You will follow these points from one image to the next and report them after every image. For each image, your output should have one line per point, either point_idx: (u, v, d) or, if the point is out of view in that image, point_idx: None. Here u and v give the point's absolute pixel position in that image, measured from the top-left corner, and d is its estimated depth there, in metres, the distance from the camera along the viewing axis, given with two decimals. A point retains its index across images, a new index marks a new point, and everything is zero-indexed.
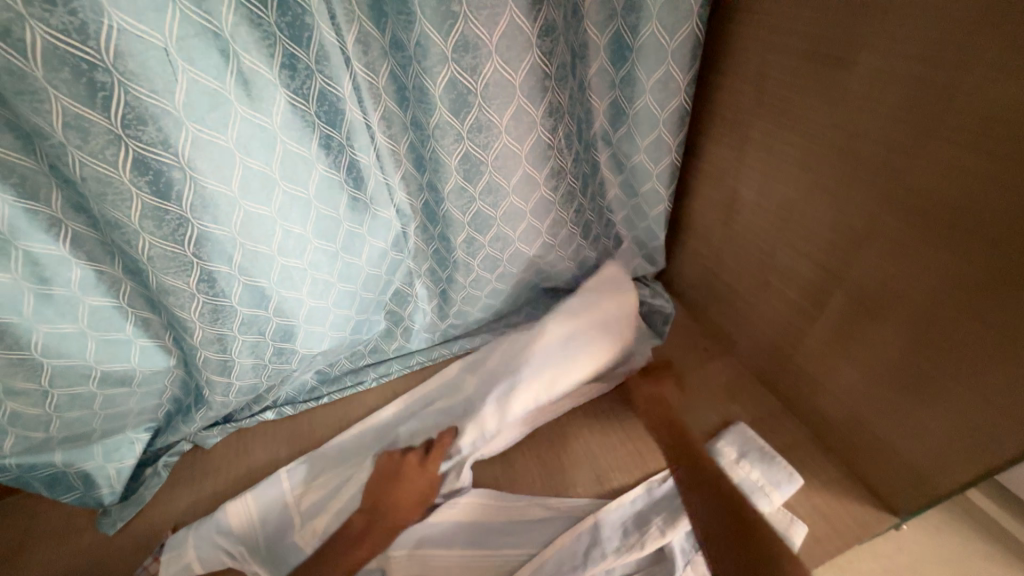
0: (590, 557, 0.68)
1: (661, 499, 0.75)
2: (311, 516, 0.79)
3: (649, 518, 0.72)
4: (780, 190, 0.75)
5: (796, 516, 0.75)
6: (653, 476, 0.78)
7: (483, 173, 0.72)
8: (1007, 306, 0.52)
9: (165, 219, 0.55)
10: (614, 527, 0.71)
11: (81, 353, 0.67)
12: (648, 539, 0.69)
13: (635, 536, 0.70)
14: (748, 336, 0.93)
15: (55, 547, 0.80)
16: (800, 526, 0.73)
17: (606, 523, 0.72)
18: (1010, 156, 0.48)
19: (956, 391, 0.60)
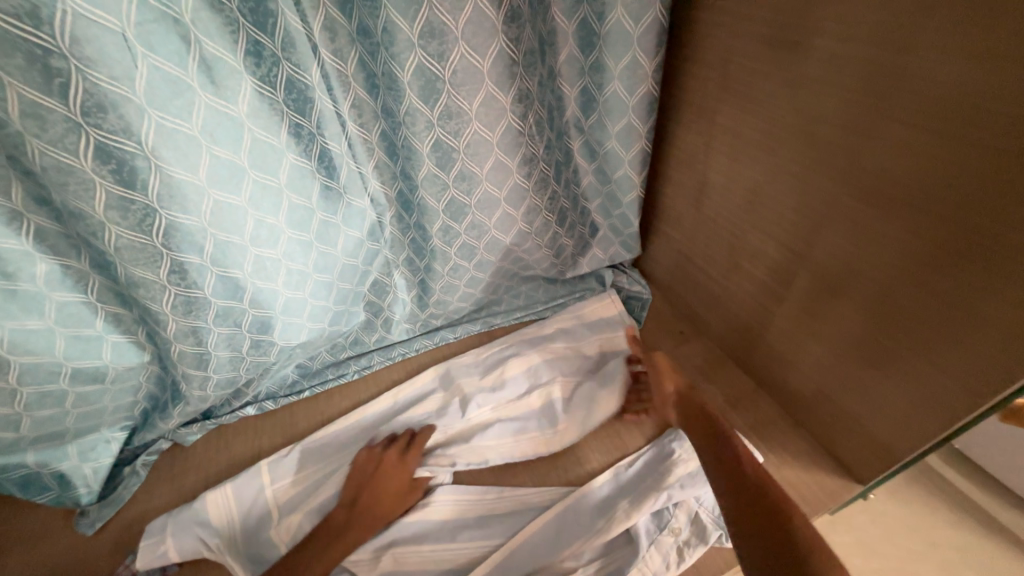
0: (558, 544, 0.72)
1: (626, 482, 0.78)
2: (288, 512, 0.79)
3: (615, 502, 0.75)
4: (746, 174, 0.77)
5: None
6: (621, 461, 0.82)
7: (455, 160, 0.72)
8: (956, 276, 0.56)
9: (131, 209, 0.54)
10: (581, 512, 0.75)
11: (50, 350, 0.66)
12: (614, 522, 0.72)
13: (602, 520, 0.73)
14: (719, 318, 0.96)
15: (31, 551, 0.79)
16: None
17: (576, 507, 0.75)
18: (951, 131, 0.51)
19: (911, 361, 0.63)
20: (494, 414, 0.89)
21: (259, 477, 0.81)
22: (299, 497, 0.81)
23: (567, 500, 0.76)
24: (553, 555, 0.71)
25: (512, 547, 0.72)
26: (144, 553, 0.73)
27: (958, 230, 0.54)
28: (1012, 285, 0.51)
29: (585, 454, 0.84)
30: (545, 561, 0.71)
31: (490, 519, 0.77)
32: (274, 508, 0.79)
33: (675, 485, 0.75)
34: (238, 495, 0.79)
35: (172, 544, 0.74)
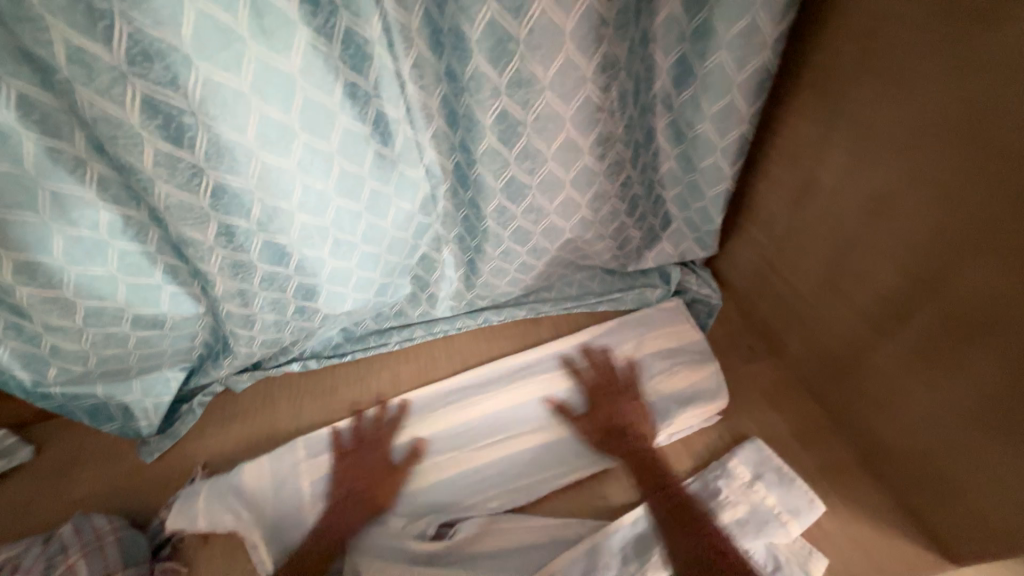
0: None
1: (664, 523, 0.71)
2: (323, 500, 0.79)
3: (652, 543, 0.68)
4: (873, 179, 0.63)
5: (817, 547, 0.68)
6: (658, 496, 0.74)
7: (521, 135, 0.64)
8: None
9: (179, 167, 0.52)
10: (613, 553, 0.67)
11: (114, 295, 0.68)
12: (649, 568, 0.65)
13: (635, 565, 0.66)
14: (798, 340, 0.83)
15: (104, 468, 0.89)
16: (820, 558, 0.66)
17: (604, 548, 0.68)
18: None
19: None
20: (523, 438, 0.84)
21: (298, 453, 0.83)
22: (332, 483, 0.80)
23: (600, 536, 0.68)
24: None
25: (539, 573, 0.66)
26: (176, 516, 0.75)
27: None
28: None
29: (623, 468, 0.79)
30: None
31: (513, 541, 0.72)
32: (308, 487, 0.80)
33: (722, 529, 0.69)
34: (273, 469, 0.81)
35: (202, 512, 0.76)
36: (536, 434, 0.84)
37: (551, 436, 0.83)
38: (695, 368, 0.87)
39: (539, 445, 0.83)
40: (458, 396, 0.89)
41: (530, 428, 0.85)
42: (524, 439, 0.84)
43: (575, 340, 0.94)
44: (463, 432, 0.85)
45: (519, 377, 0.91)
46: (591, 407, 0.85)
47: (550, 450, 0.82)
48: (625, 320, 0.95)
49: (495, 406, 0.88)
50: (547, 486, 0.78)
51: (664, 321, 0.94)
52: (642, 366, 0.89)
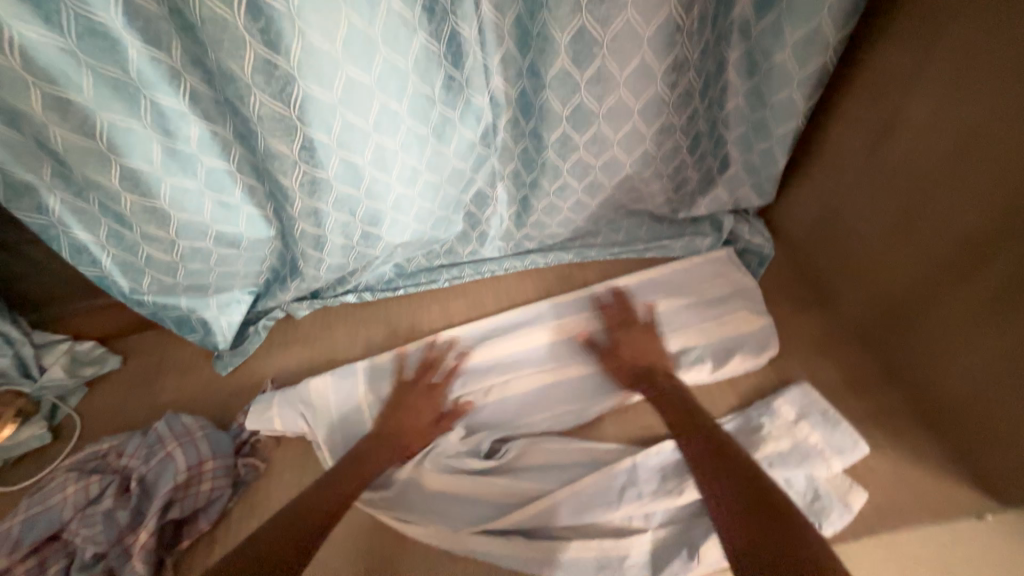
0: (625, 496, 0.71)
1: None
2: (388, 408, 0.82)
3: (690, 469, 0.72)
4: (972, 113, 0.59)
5: (858, 483, 0.69)
6: None
7: (596, 56, 0.66)
8: None
9: (275, 75, 0.54)
10: (651, 471, 0.73)
11: (200, 211, 0.72)
12: (687, 488, 0.70)
13: (674, 483, 0.71)
14: (854, 289, 0.81)
15: (182, 379, 0.97)
16: (862, 492, 0.67)
17: (645, 465, 0.73)
18: None
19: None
20: (568, 368, 0.87)
21: (362, 370, 0.89)
22: (400, 392, 0.84)
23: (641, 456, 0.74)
24: (603, 512, 0.70)
25: (580, 487, 0.72)
26: (254, 416, 0.83)
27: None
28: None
29: None
30: (597, 516, 0.70)
31: (559, 459, 0.77)
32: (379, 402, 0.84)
33: (762, 461, 0.70)
34: (336, 387, 0.87)
35: (277, 414, 0.83)
36: (580, 366, 0.87)
37: (595, 367, 0.86)
38: (744, 313, 0.87)
39: (584, 376, 0.86)
40: (510, 330, 0.93)
41: (575, 360, 0.88)
42: (568, 370, 0.87)
43: (622, 281, 0.95)
44: (517, 360, 0.89)
45: (564, 316, 0.93)
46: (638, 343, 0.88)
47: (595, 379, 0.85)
48: (676, 267, 0.95)
49: (540, 340, 0.91)
50: (596, 408, 0.81)
51: (713, 269, 0.94)
52: (696, 309, 0.89)
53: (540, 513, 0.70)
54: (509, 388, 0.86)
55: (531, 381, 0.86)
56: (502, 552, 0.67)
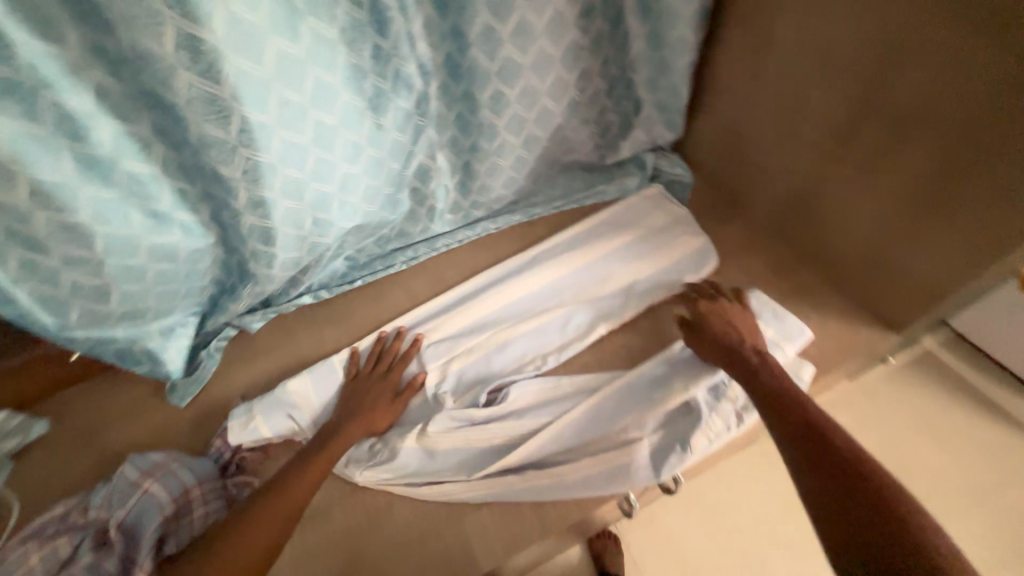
0: (619, 416, 0.76)
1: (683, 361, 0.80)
2: (382, 398, 0.80)
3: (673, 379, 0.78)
4: (821, 20, 0.71)
5: (803, 360, 0.81)
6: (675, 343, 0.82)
7: (514, 8, 0.71)
8: None
9: (200, 51, 0.52)
10: (637, 390, 0.78)
11: (127, 223, 0.67)
12: (673, 395, 0.76)
13: (659, 395, 0.77)
14: (764, 194, 0.94)
15: (131, 426, 0.87)
16: (808, 366, 0.79)
17: (630, 385, 0.79)
18: None
19: (989, 199, 0.63)
20: (554, 311, 0.88)
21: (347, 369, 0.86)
22: (386, 381, 0.82)
23: (625, 377, 0.79)
24: (600, 433, 0.75)
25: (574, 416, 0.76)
26: (236, 431, 0.79)
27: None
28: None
29: (634, 323, 0.90)
30: (594, 437, 0.75)
31: (551, 395, 0.79)
32: (370, 395, 0.80)
33: None
34: (318, 388, 0.84)
35: (261, 423, 0.79)
36: (562, 307, 0.89)
37: (575, 306, 0.89)
38: (686, 235, 0.94)
39: (568, 314, 0.88)
40: (484, 291, 0.93)
41: (555, 303, 0.90)
42: (553, 314, 0.88)
43: (574, 229, 0.99)
44: (494, 320, 0.89)
45: (527, 272, 0.94)
46: (600, 278, 0.92)
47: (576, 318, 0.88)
48: (622, 207, 1.00)
49: (513, 297, 0.91)
50: (575, 346, 0.85)
51: (653, 202, 1.00)
52: (640, 239, 0.95)
53: (534, 448, 0.74)
54: (499, 343, 0.86)
55: (519, 330, 0.87)
56: (516, 494, 0.72)
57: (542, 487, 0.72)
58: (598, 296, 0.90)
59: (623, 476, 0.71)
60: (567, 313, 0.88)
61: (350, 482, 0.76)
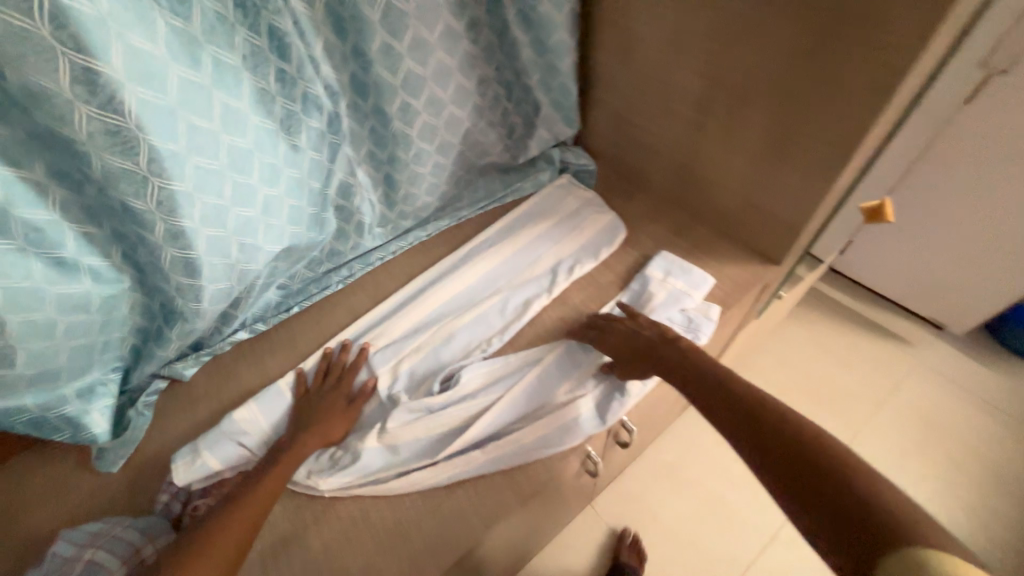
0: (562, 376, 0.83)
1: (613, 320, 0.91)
2: (336, 409, 0.81)
3: None
4: (667, 14, 0.84)
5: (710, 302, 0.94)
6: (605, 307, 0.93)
7: (407, 25, 0.77)
8: (838, 58, 0.69)
9: (98, 84, 0.52)
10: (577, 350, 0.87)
11: (27, 275, 0.63)
12: None
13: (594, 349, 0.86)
14: (657, 169, 1.07)
15: (52, 505, 0.79)
16: (715, 307, 0.91)
17: (567, 350, 0.86)
18: None
19: (817, 145, 0.77)
20: (490, 298, 0.95)
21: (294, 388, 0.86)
22: (338, 391, 0.83)
23: (562, 345, 0.86)
24: (548, 396, 0.81)
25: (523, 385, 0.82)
26: (182, 470, 0.76)
27: (841, 14, 0.65)
28: (874, 34, 0.64)
29: (567, 296, 0.98)
30: (542, 401, 0.81)
31: (497, 372, 0.84)
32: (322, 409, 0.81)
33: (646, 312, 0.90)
34: (266, 412, 0.83)
35: (209, 455, 0.77)
36: (496, 294, 0.95)
37: (508, 291, 0.96)
38: (597, 213, 1.05)
39: (503, 299, 0.95)
40: (423, 293, 0.97)
41: (490, 292, 0.96)
42: (489, 301, 0.94)
43: (502, 223, 1.07)
44: (437, 317, 0.94)
45: (463, 267, 1.00)
46: (528, 263, 1.00)
47: (512, 301, 0.94)
48: (538, 199, 1.11)
49: (451, 293, 0.97)
50: (516, 326, 0.91)
51: (564, 190, 1.11)
52: (559, 223, 1.05)
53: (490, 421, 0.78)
54: (443, 336, 0.90)
55: (460, 321, 0.91)
56: (477, 467, 0.75)
57: (501, 456, 0.76)
58: (528, 279, 0.98)
59: (573, 429, 0.78)
60: (503, 298, 0.95)
61: (318, 498, 0.75)
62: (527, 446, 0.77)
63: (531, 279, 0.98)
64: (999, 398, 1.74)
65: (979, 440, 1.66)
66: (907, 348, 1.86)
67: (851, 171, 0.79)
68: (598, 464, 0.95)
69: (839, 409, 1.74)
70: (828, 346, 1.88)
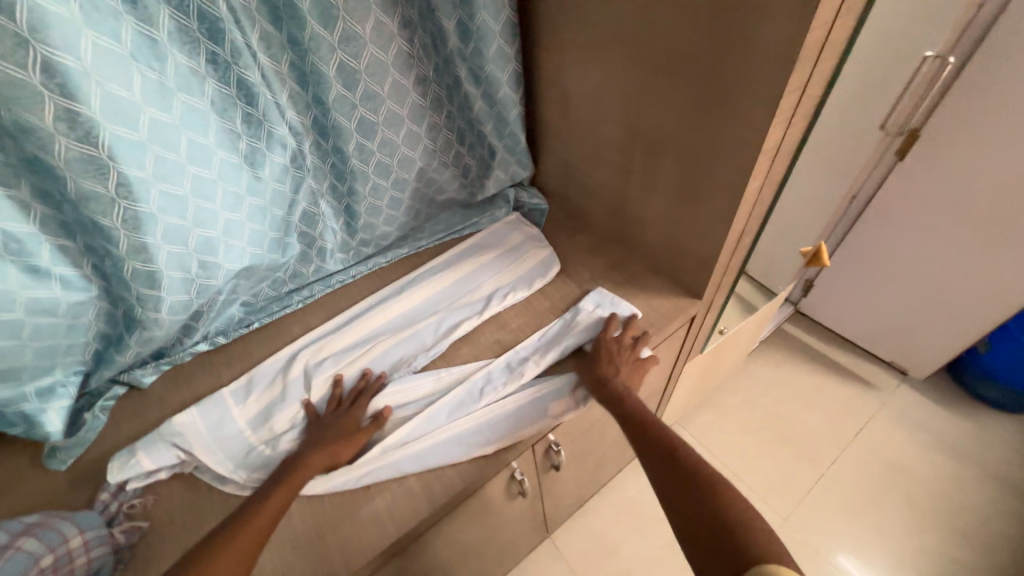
0: (484, 392, 0.93)
1: (542, 344, 1.00)
2: (344, 432, 0.84)
3: (528, 360, 0.97)
4: (591, 78, 0.97)
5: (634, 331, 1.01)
6: (537, 332, 1.02)
7: (359, 81, 0.90)
8: (720, 120, 0.79)
9: (78, 122, 0.64)
10: (501, 370, 0.96)
11: (3, 279, 0.72)
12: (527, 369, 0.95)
13: (517, 369, 0.95)
14: (597, 208, 1.18)
15: (1, 496, 0.84)
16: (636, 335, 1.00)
17: (495, 368, 0.96)
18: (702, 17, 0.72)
19: (716, 193, 0.87)
20: (427, 318, 1.05)
21: (301, 418, 0.90)
22: (348, 416, 0.87)
23: (494, 363, 0.96)
24: (468, 410, 0.91)
25: (445, 399, 0.91)
26: (117, 469, 0.82)
27: (718, 86, 0.76)
28: (744, 103, 0.75)
29: (505, 320, 1.06)
30: (462, 414, 0.90)
31: (421, 387, 0.94)
32: (333, 432, 0.84)
33: (569, 342, 0.98)
34: (205, 416, 0.90)
35: (144, 456, 0.83)
36: (433, 315, 1.05)
37: (445, 313, 1.05)
38: (537, 249, 1.16)
39: (438, 320, 1.04)
40: (369, 311, 1.07)
41: (429, 314, 1.06)
42: (425, 321, 1.04)
43: (448, 253, 1.18)
44: (376, 334, 1.03)
45: (407, 291, 1.10)
46: (467, 289, 1.10)
47: (447, 322, 1.04)
48: (486, 234, 1.22)
49: (393, 314, 1.06)
50: (442, 344, 1.00)
51: (512, 226, 1.23)
52: (501, 256, 1.16)
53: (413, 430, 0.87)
54: (380, 351, 0.99)
55: (397, 336, 1.01)
56: (392, 468, 0.83)
57: (415, 459, 0.84)
58: (464, 303, 1.08)
59: (491, 436, 0.89)
60: (439, 319, 1.04)
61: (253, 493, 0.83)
62: (439, 451, 0.86)
63: (467, 303, 1.08)
64: (959, 439, 1.76)
65: (938, 484, 1.66)
66: (867, 388, 1.91)
67: (745, 213, 0.88)
68: (526, 483, 1.01)
69: (801, 446, 1.76)
70: (790, 385, 1.92)
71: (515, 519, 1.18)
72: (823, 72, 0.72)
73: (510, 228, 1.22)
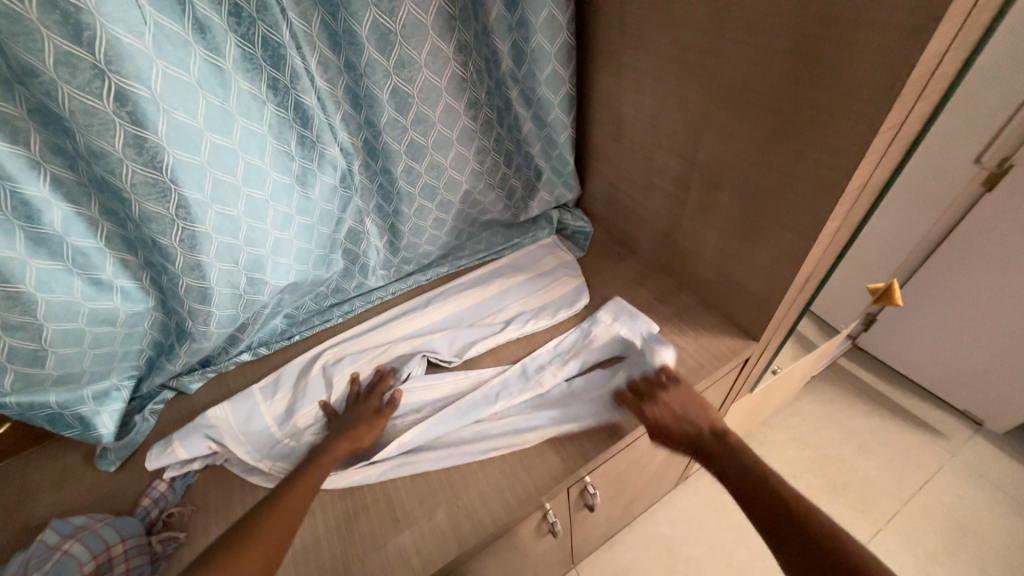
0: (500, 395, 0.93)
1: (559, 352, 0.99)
2: (367, 420, 0.87)
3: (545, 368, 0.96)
4: (649, 102, 0.92)
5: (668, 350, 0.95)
6: (552, 342, 1.01)
7: (411, 104, 0.89)
8: (797, 153, 0.72)
9: (144, 147, 0.65)
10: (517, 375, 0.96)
11: (68, 291, 0.76)
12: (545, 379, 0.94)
13: (533, 378, 0.95)
14: (646, 236, 1.12)
15: (55, 492, 0.88)
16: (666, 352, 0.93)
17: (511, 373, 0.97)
18: (783, 46, 0.66)
19: (781, 233, 0.80)
20: (454, 328, 1.05)
21: (323, 414, 0.92)
22: (370, 407, 0.89)
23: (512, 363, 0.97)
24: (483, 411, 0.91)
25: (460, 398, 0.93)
26: (155, 456, 0.86)
27: (798, 121, 0.69)
28: (823, 139, 0.68)
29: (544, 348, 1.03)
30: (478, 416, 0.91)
31: (433, 388, 0.95)
32: (356, 422, 0.87)
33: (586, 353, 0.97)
34: (235, 410, 0.92)
35: (178, 446, 0.87)
36: (459, 328, 1.05)
37: (473, 326, 1.06)
38: (570, 275, 1.13)
39: (465, 332, 1.04)
40: (395, 319, 1.08)
41: (455, 326, 1.07)
42: (452, 332, 1.04)
43: (479, 272, 1.17)
44: (402, 338, 1.04)
45: (435, 304, 1.10)
46: (496, 305, 1.10)
47: (475, 335, 1.04)
48: (519, 254, 1.20)
49: (420, 323, 1.07)
50: (469, 351, 1.01)
51: (547, 250, 1.20)
52: (535, 279, 1.13)
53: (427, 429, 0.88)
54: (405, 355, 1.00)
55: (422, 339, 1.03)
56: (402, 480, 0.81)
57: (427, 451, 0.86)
58: (493, 319, 1.08)
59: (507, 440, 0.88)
60: (467, 330, 1.05)
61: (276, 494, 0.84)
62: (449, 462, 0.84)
63: (498, 320, 1.07)
64: None
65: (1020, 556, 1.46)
66: (935, 437, 1.72)
67: (816, 256, 0.80)
68: (557, 523, 0.96)
69: (856, 496, 1.60)
70: (847, 428, 1.76)
71: (542, 554, 1.13)
72: (923, 111, 0.64)
73: (544, 253, 1.19)
